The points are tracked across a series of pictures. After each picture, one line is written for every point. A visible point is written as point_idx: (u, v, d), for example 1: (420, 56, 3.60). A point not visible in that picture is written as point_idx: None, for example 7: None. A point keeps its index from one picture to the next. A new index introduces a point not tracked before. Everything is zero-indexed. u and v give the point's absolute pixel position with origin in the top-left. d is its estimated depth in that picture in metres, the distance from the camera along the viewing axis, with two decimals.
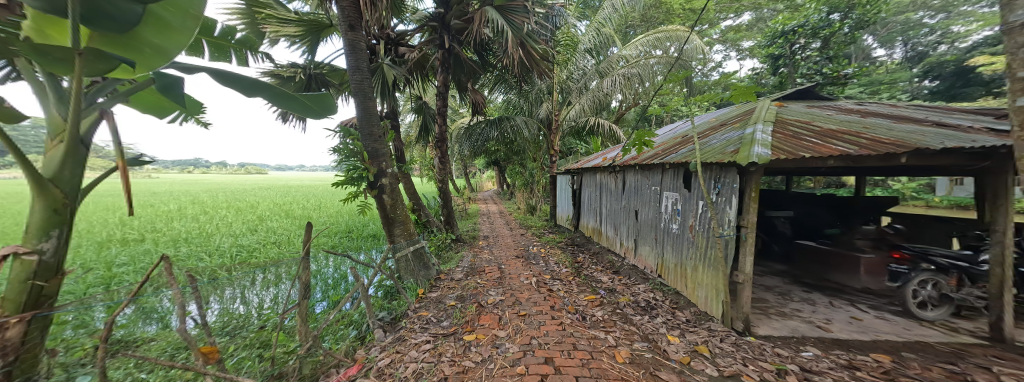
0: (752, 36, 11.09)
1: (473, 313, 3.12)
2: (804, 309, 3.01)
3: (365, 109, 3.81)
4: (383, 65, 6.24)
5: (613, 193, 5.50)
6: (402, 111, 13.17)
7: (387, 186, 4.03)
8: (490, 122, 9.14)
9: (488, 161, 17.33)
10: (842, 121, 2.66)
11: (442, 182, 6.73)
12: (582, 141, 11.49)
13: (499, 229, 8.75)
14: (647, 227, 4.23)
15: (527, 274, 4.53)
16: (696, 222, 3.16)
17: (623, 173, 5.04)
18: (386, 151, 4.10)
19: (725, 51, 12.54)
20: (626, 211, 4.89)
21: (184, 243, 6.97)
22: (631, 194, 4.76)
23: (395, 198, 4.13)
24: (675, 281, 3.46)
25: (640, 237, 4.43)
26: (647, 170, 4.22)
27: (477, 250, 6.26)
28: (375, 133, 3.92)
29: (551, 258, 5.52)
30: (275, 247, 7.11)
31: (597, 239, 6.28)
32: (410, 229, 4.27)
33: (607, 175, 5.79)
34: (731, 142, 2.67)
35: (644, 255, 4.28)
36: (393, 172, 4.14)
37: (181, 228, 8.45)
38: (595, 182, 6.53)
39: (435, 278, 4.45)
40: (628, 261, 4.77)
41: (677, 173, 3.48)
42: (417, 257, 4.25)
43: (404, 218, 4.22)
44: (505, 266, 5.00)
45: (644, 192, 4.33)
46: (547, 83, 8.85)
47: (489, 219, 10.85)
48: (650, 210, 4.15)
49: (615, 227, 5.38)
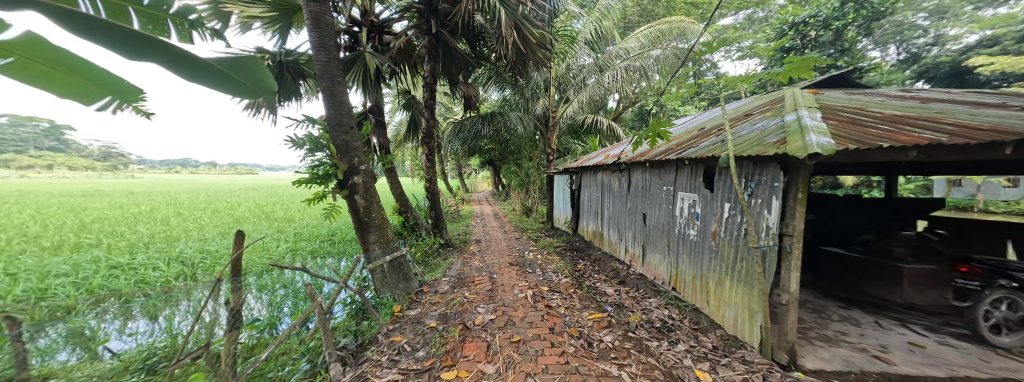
0: (753, 33, 10.81)
1: (456, 339, 2.58)
2: (850, 332, 2.53)
3: (333, 95, 3.27)
4: (364, 53, 5.67)
5: (617, 194, 5.03)
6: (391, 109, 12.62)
7: (360, 185, 3.49)
8: (483, 118, 8.59)
9: (482, 161, 16.83)
10: (903, 107, 2.18)
11: (429, 182, 6.19)
12: (579, 140, 11.07)
13: (493, 233, 8.23)
14: (657, 232, 3.76)
15: (521, 285, 4.02)
16: (721, 228, 2.69)
17: (628, 172, 4.58)
18: (360, 145, 3.57)
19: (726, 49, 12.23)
20: (633, 214, 4.42)
21: (143, 249, 6.30)
22: (637, 195, 4.30)
23: (371, 198, 3.59)
24: (695, 296, 2.98)
25: (649, 243, 3.96)
26: (656, 168, 3.76)
27: (468, 256, 5.75)
28: (343, 123, 3.36)
29: (549, 265, 5.03)
30: (246, 253, 6.49)
31: (599, 244, 5.80)
32: (389, 235, 3.74)
33: (609, 175, 5.31)
34: (770, 132, 2.18)
35: (654, 263, 3.82)
36: (367, 170, 3.61)
37: (146, 232, 7.74)
38: (596, 182, 6.06)
39: (417, 291, 3.90)
40: (634, 269, 4.29)
41: (697, 170, 3.02)
42: (395, 268, 3.71)
43: (381, 221, 3.68)
44: (497, 275, 4.48)
45: (653, 192, 3.87)
46: (544, 78, 8.34)
47: (483, 221, 10.33)
48: (661, 213, 3.69)
49: (619, 232, 4.90)
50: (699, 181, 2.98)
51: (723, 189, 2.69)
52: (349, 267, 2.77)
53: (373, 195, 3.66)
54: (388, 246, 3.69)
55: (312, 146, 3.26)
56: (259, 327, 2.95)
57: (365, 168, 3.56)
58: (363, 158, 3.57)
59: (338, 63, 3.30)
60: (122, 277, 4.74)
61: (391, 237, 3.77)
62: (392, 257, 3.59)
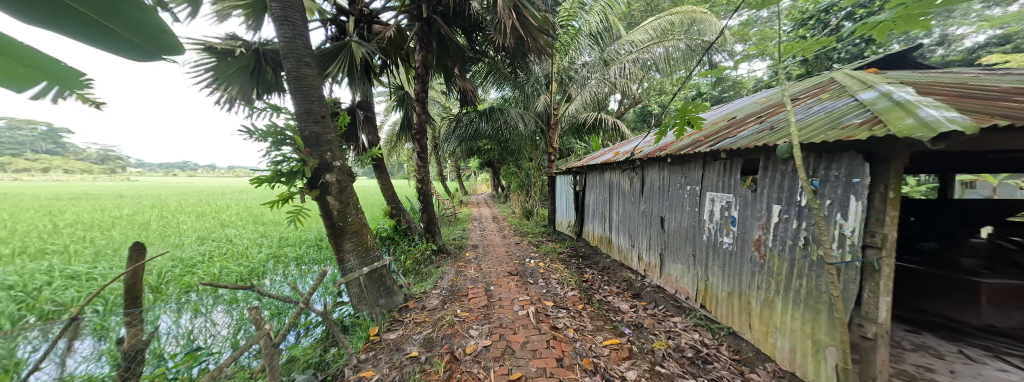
0: None
1: (441, 376, 2.07)
2: (936, 367, 2.02)
3: (299, 78, 2.77)
4: (350, 42, 5.22)
5: (628, 195, 4.53)
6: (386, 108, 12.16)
7: (335, 184, 2.99)
8: (482, 115, 8.13)
9: (481, 161, 16.35)
10: (1018, 80, 1.68)
11: (422, 182, 5.69)
12: (581, 139, 10.71)
13: (492, 237, 7.71)
14: (679, 239, 3.26)
15: (522, 299, 3.50)
16: (768, 235, 2.19)
17: (640, 171, 4.10)
18: (335, 137, 3.06)
19: None
20: (648, 218, 3.92)
21: (108, 257, 5.75)
22: (653, 196, 3.81)
23: (348, 199, 3.10)
24: (732, 317, 2.47)
25: (667, 251, 3.47)
26: (677, 164, 3.28)
27: (464, 263, 5.24)
28: (311, 111, 2.83)
29: (553, 274, 4.52)
30: (223, 261, 5.96)
31: (606, 250, 5.30)
32: (369, 242, 3.24)
33: (619, 174, 4.83)
34: (849, 114, 1.66)
35: (674, 274, 3.32)
36: (344, 167, 3.11)
37: (118, 237, 7.19)
38: (603, 182, 5.58)
39: (401, 307, 3.37)
40: (649, 280, 3.80)
41: (731, 166, 2.53)
42: (375, 281, 3.18)
43: (360, 227, 3.19)
44: (495, 286, 3.96)
45: (672, 193, 3.38)
46: (545, 72, 7.87)
47: (482, 224, 9.82)
48: (683, 217, 3.19)
49: (630, 237, 4.40)
50: (736, 179, 2.49)
51: (770, 188, 2.19)
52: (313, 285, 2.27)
53: (351, 195, 3.16)
54: (368, 255, 3.19)
55: (276, 139, 2.79)
56: (205, 358, 2.41)
57: (338, 164, 3.04)
58: (339, 152, 3.07)
59: (306, 39, 2.81)
60: (75, 288, 4.21)
61: (372, 243, 3.30)
62: (374, 268, 3.11)
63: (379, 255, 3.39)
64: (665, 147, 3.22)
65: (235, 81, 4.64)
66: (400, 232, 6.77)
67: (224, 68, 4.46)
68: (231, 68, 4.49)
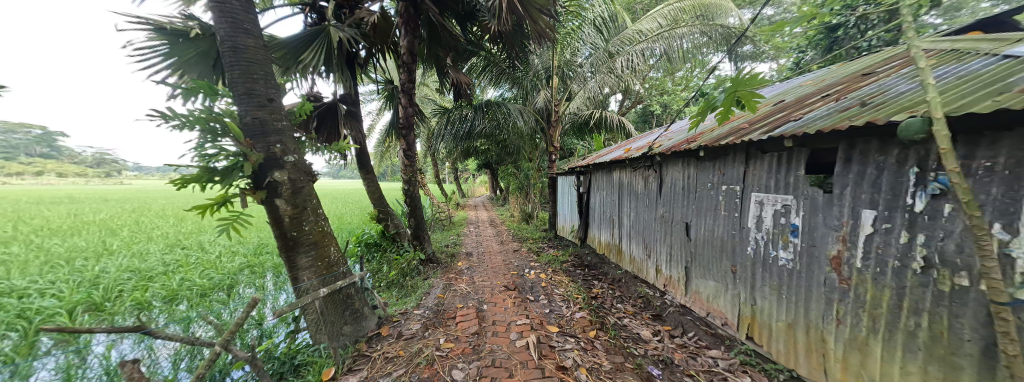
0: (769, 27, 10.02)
1: None
2: None
3: (236, 49, 2.18)
4: (328, 26, 4.74)
5: (641, 197, 3.96)
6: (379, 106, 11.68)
7: (287, 184, 2.39)
8: (477, 110, 7.40)
9: (478, 163, 15.82)
10: None
11: (409, 183, 5.11)
12: (582, 139, 10.25)
13: (488, 244, 7.12)
14: (709, 250, 2.70)
15: (521, 322, 2.90)
16: (855, 252, 1.60)
17: (658, 169, 3.53)
18: (287, 124, 2.48)
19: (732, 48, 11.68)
20: (668, 224, 3.35)
21: (54, 268, 5.09)
22: (673, 198, 3.26)
23: (305, 202, 2.50)
24: (796, 356, 1.91)
25: (694, 265, 2.90)
26: (707, 159, 2.72)
27: (455, 275, 4.64)
28: (248, 88, 2.22)
29: (556, 289, 3.92)
30: (188, 272, 5.36)
31: (615, 259, 4.73)
32: (332, 256, 2.64)
33: (630, 173, 4.27)
34: (1015, 75, 1.09)
35: (704, 293, 2.75)
36: (298, 163, 2.50)
37: (80, 245, 6.58)
38: (610, 183, 5.01)
39: (374, 334, 2.76)
40: (671, 298, 3.22)
41: (791, 159, 1.96)
42: (340, 303, 2.56)
43: (321, 237, 2.59)
44: (489, 305, 3.36)
45: (701, 195, 2.81)
46: (545, 64, 7.44)
47: (478, 229, 9.24)
48: (715, 224, 2.63)
49: (645, 246, 3.83)
50: (798, 176, 1.91)
51: (856, 188, 1.62)
52: (237, 319, 1.68)
53: (310, 197, 2.57)
54: (332, 272, 2.59)
55: (207, 128, 2.18)
56: None
57: (289, 159, 2.43)
58: (293, 144, 2.49)
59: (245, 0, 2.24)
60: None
61: (338, 256, 2.71)
62: (337, 289, 2.51)
63: (347, 270, 2.80)
64: (693, 140, 2.66)
65: (191, 68, 3.94)
66: (388, 239, 6.18)
67: (177, 52, 3.74)
68: (187, 52, 3.79)
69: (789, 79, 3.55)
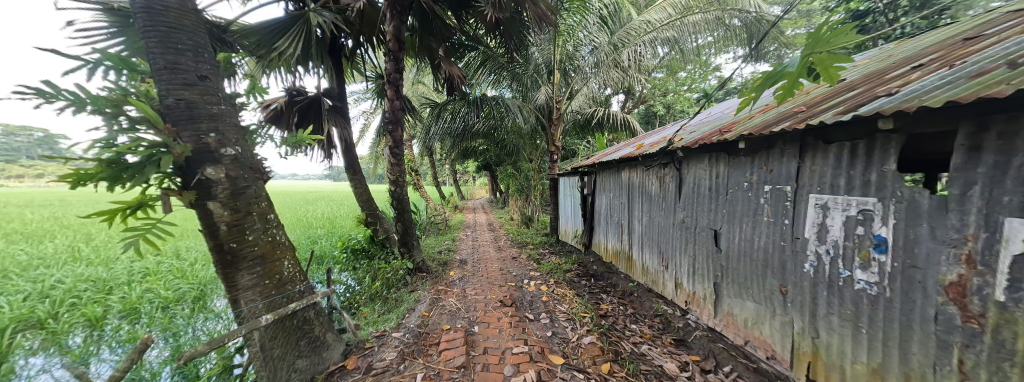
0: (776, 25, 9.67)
1: None
2: None
3: (154, 9, 1.73)
4: (308, 11, 4.33)
5: (656, 200, 3.49)
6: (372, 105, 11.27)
7: (225, 182, 1.92)
8: (471, 105, 6.89)
9: (477, 164, 15.37)
10: None
11: (396, 185, 4.63)
12: (584, 138, 9.81)
13: (485, 250, 6.62)
14: (747, 265, 2.22)
15: (517, 351, 2.41)
16: (994, 280, 1.09)
17: (677, 167, 3.06)
18: (226, 107, 2.02)
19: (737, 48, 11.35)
20: (691, 232, 2.88)
21: (6, 278, 4.62)
22: (698, 201, 2.79)
23: (249, 206, 2.03)
24: None
25: (726, 281, 2.43)
26: (745, 153, 2.23)
27: (446, 287, 4.15)
28: (171, 60, 1.77)
29: (559, 305, 3.42)
30: (156, 281, 4.91)
31: (624, 269, 4.26)
32: (286, 272, 2.16)
33: (642, 173, 3.79)
34: None
35: (741, 316, 2.28)
36: (239, 156, 2.03)
37: (46, 250, 6.13)
38: (618, 184, 4.54)
39: (337, 367, 2.29)
40: (695, 319, 2.75)
41: (874, 149, 1.46)
42: (295, 330, 2.10)
43: (273, 250, 2.11)
44: (479, 326, 2.89)
45: (737, 197, 2.34)
46: (545, 58, 6.96)
47: (474, 233, 8.75)
48: (756, 233, 2.15)
49: (662, 255, 3.36)
50: (887, 170, 1.41)
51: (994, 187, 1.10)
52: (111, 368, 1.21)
53: (258, 200, 2.10)
54: (284, 293, 2.11)
55: (115, 108, 1.74)
56: None
57: (226, 152, 1.95)
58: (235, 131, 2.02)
59: None
60: None
61: (295, 272, 2.23)
62: (290, 314, 2.03)
63: (307, 288, 2.32)
64: (728, 131, 2.18)
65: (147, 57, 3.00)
66: (376, 245, 5.72)
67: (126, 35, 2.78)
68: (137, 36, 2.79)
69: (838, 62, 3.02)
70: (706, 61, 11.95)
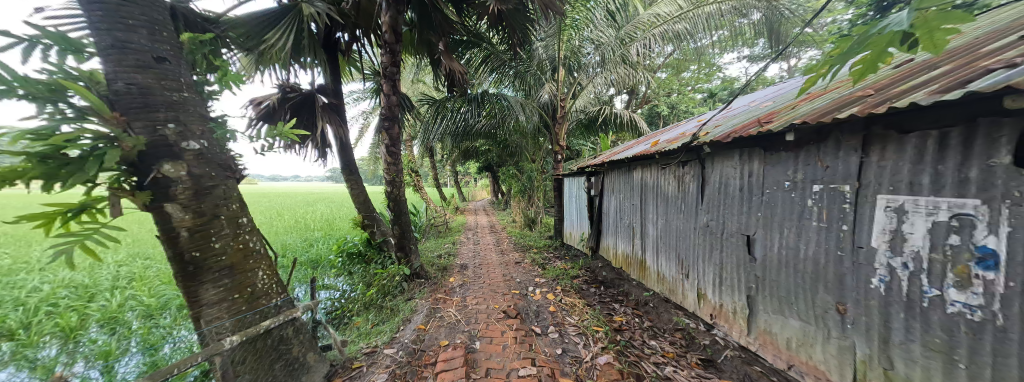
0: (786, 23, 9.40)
1: None
2: None
3: None
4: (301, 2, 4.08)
5: (673, 201, 3.21)
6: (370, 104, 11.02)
7: (187, 181, 1.64)
8: (471, 102, 6.47)
9: (478, 165, 15.10)
10: None
11: (393, 185, 4.36)
12: (588, 138, 9.52)
13: (486, 254, 6.34)
14: (790, 277, 1.94)
15: (525, 374, 2.12)
16: None
17: (699, 165, 2.77)
18: (189, 95, 1.74)
19: (744, 46, 11.07)
20: (717, 238, 2.59)
21: None
22: (725, 203, 2.51)
23: (216, 209, 1.75)
24: None
25: (762, 295, 2.15)
26: (790, 149, 1.94)
27: (445, 295, 3.87)
28: (121, 37, 1.50)
29: (569, 316, 3.13)
30: (140, 288, 4.64)
31: (637, 276, 3.96)
32: (261, 284, 1.88)
33: (657, 173, 3.51)
34: None
35: (783, 335, 2.00)
36: (205, 152, 1.75)
37: (30, 253, 5.87)
38: (629, 184, 4.26)
39: None
40: (724, 335, 2.46)
41: (977, 138, 1.16)
42: (273, 352, 1.84)
43: (245, 260, 1.83)
44: (481, 342, 2.61)
45: (776, 199, 2.05)
46: (548, 53, 6.77)
47: (476, 236, 8.48)
48: (803, 241, 1.86)
49: (680, 263, 3.08)
50: (995, 164, 1.12)
51: None
52: None
53: (227, 202, 1.82)
54: (258, 308, 1.83)
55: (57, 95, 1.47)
56: None
57: (188, 146, 1.67)
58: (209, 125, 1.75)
59: None
60: None
61: (272, 284, 1.95)
62: (263, 334, 1.75)
63: (287, 302, 2.06)
64: (768, 123, 1.89)
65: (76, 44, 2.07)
66: (372, 249, 5.54)
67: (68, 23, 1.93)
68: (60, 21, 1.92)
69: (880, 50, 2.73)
70: (711, 59, 11.68)
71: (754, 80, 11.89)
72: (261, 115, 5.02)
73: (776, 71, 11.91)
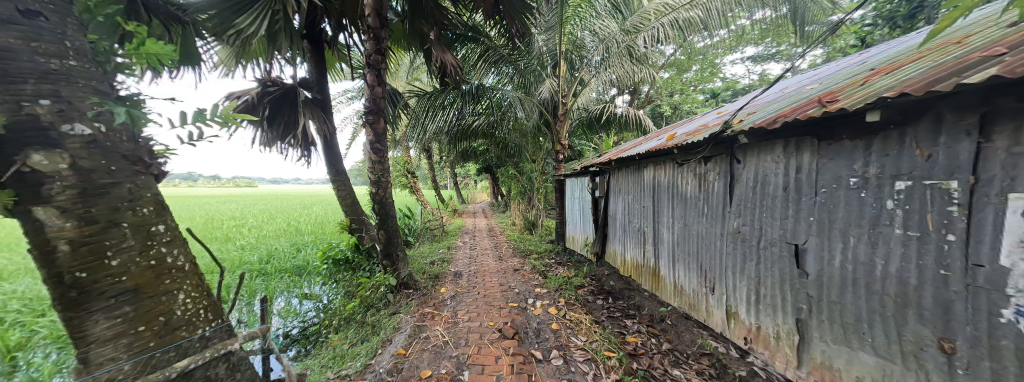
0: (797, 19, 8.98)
1: None
2: None
3: None
4: None
5: (692, 203, 2.80)
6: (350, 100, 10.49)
7: (70, 177, 1.02)
8: (466, 96, 5.81)
9: (477, 166, 14.69)
10: None
11: (378, 186, 3.96)
12: (591, 137, 9.11)
13: (483, 261, 5.89)
14: (860, 300, 1.52)
15: None
16: None
17: (727, 161, 2.37)
18: (78, 63, 1.08)
19: (751, 44, 10.68)
20: (753, 246, 2.17)
21: None
22: (763, 205, 2.09)
23: (118, 213, 1.14)
24: None
25: (817, 320, 1.74)
26: (859, 136, 1.53)
27: (433, 309, 3.44)
28: None
29: (574, 337, 2.72)
30: None
31: (649, 286, 3.54)
32: (180, 312, 1.34)
33: (673, 170, 3.09)
34: None
35: (849, 373, 1.59)
36: (98, 139, 1.10)
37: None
38: (638, 184, 3.84)
39: None
40: (767, 365, 2.04)
41: None
42: None
43: (159, 282, 1.26)
44: (470, 375, 2.19)
45: (837, 199, 1.64)
46: (550, 47, 6.16)
47: (473, 240, 8.06)
48: (880, 254, 1.45)
49: (703, 274, 2.66)
50: None
51: None
52: None
53: (136, 205, 1.20)
54: (175, 343, 1.30)
55: None
56: None
57: (73, 131, 1.04)
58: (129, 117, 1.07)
59: None
60: None
61: (197, 309, 1.41)
62: (176, 381, 1.25)
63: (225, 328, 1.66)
64: (832, 101, 1.48)
65: None
66: (361, 255, 5.17)
67: None
68: None
69: (942, 27, 2.33)
70: (716, 58, 11.31)
71: (760, 80, 11.52)
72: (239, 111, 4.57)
73: (782, 69, 11.56)
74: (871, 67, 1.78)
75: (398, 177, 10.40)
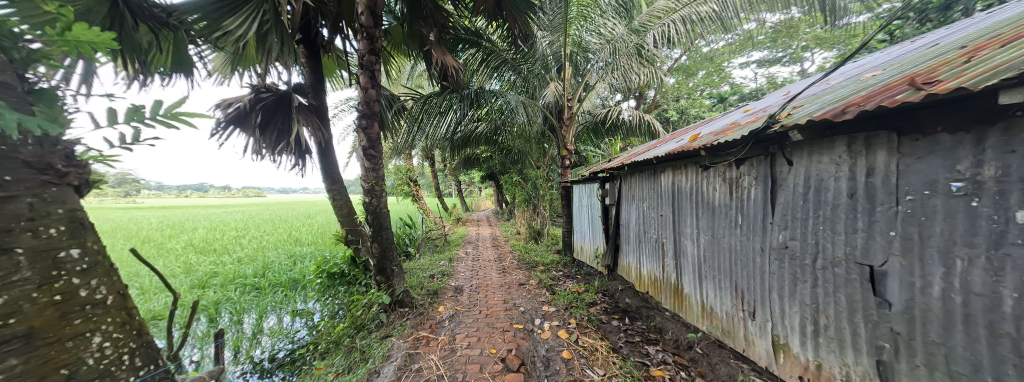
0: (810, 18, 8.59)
1: None
2: None
3: None
4: None
5: (721, 212, 2.44)
6: (349, 110, 10.34)
7: None
8: (465, 101, 5.45)
9: (480, 173, 14.41)
10: None
11: (371, 196, 3.68)
12: (597, 143, 8.74)
13: (486, 274, 5.53)
14: (979, 343, 1.17)
15: None
16: None
17: (768, 164, 2.02)
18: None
19: (762, 45, 10.24)
20: (807, 266, 1.80)
21: None
22: (817, 217, 1.74)
23: (7, 237, 0.64)
24: None
25: (908, 363, 1.37)
26: (963, 129, 1.18)
27: (429, 333, 3.12)
28: None
29: (589, 370, 2.39)
30: None
31: (670, 305, 3.15)
32: (96, 362, 0.79)
33: (695, 174, 2.73)
34: None
35: None
36: None
37: None
38: (654, 190, 3.48)
39: None
40: None
41: None
42: None
43: (65, 324, 0.73)
44: None
45: (931, 210, 1.28)
46: (553, 50, 5.93)
47: (476, 251, 7.71)
48: (1011, 284, 1.09)
49: (738, 296, 2.29)
50: None
51: None
52: None
53: (40, 224, 0.70)
54: None
55: None
56: None
57: None
58: (22, 106, 0.65)
59: None
60: None
61: (121, 355, 0.87)
62: None
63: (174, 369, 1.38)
64: (931, 84, 1.15)
65: None
66: (358, 268, 4.68)
67: None
68: None
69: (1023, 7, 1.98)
70: (724, 61, 10.95)
71: (769, 83, 11.08)
72: (230, 119, 4.33)
73: (791, 72, 11.12)
74: (962, 45, 1.44)
75: (401, 186, 10.19)
